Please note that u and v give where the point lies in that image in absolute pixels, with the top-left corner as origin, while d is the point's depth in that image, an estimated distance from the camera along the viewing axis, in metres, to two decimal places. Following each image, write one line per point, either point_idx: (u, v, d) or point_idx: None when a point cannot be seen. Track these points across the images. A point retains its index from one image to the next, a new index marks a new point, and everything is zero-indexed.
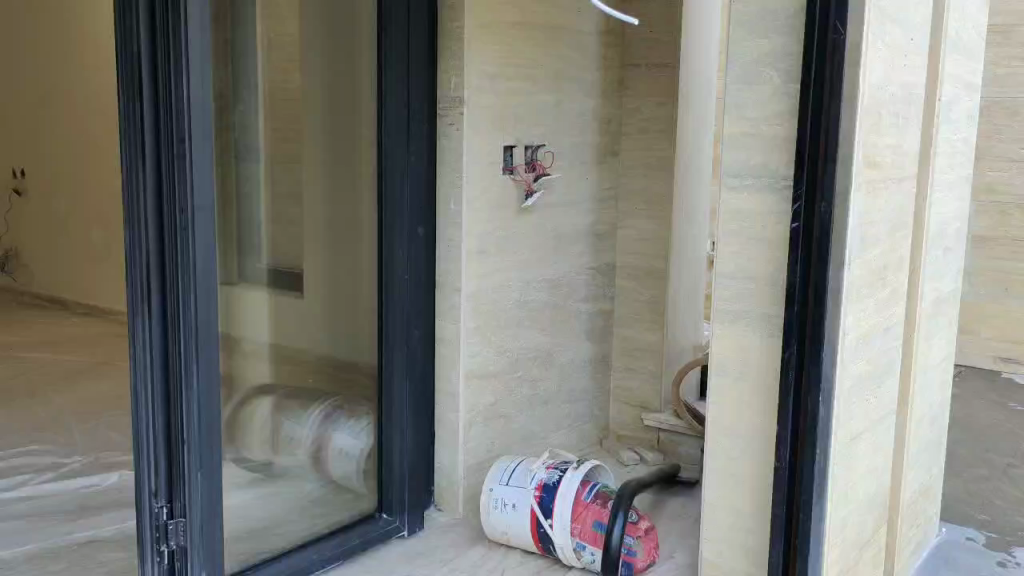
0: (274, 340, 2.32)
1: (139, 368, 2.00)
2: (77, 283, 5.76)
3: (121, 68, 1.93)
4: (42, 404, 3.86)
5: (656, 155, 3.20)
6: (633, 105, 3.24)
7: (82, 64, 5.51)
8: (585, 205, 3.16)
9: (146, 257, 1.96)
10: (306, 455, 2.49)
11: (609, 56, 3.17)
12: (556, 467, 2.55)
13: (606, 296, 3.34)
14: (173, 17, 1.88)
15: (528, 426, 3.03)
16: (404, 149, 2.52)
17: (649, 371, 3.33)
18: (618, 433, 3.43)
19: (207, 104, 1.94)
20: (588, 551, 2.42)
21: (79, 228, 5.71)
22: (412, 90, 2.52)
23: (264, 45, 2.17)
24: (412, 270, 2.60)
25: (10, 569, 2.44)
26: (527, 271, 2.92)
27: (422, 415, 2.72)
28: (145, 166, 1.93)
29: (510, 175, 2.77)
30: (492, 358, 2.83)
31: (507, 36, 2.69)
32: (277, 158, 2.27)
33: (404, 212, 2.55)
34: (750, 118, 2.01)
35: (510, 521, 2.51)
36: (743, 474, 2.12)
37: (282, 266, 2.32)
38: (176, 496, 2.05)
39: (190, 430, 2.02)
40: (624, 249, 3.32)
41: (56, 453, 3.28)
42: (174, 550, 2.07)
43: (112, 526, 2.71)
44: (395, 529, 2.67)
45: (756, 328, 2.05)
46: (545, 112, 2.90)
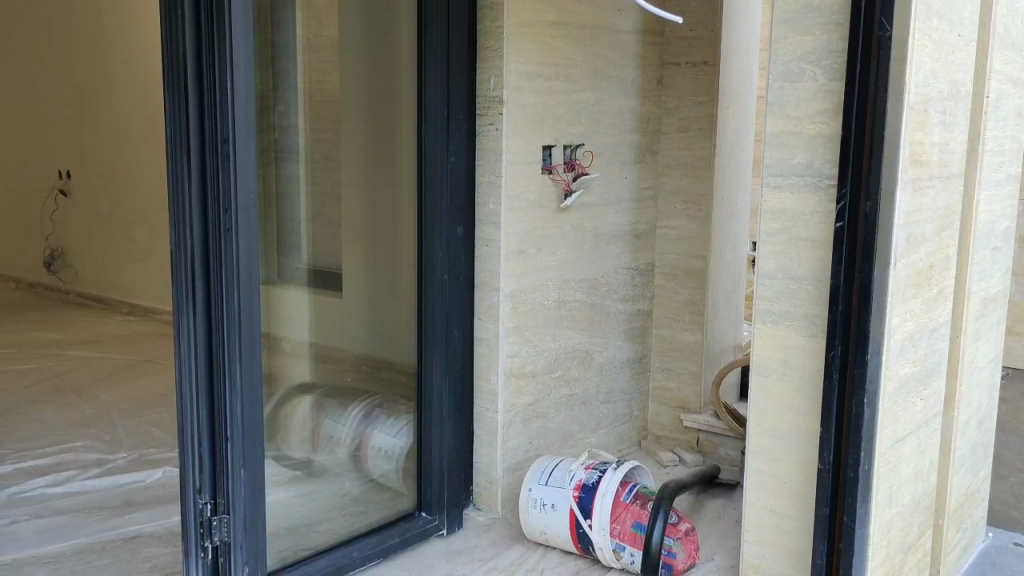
0: (314, 338, 2.34)
1: (184, 365, 2.03)
2: (123, 283, 5.86)
3: (167, 69, 1.96)
4: (89, 400, 3.94)
5: (696, 153, 3.18)
6: (673, 104, 3.22)
7: (126, 67, 5.58)
8: (625, 204, 3.15)
9: (191, 257, 1.99)
10: (346, 454, 2.50)
11: (648, 55, 3.15)
12: (595, 467, 2.55)
13: (644, 296, 3.32)
14: (217, 19, 1.91)
15: (567, 427, 3.03)
16: (443, 149, 2.53)
17: (689, 372, 3.30)
18: (657, 434, 3.41)
19: (250, 106, 1.97)
20: (628, 552, 2.40)
21: (123, 228, 5.81)
22: (452, 89, 2.53)
23: (305, 47, 2.19)
24: (451, 270, 2.61)
25: (57, 563, 2.49)
26: (566, 271, 2.92)
27: (461, 414, 2.73)
28: (191, 166, 1.96)
29: (549, 175, 2.77)
30: (531, 358, 2.83)
31: (546, 35, 2.69)
32: (317, 158, 2.29)
33: (443, 212, 2.56)
34: (793, 117, 1.99)
35: (549, 521, 2.51)
36: (785, 476, 2.10)
37: (322, 266, 2.34)
38: (220, 492, 2.08)
39: (233, 427, 2.04)
40: (664, 248, 3.31)
41: (101, 449, 3.34)
42: (217, 546, 2.10)
43: (157, 521, 2.75)
44: (434, 528, 2.68)
45: (798, 329, 2.03)
46: (584, 111, 2.89)
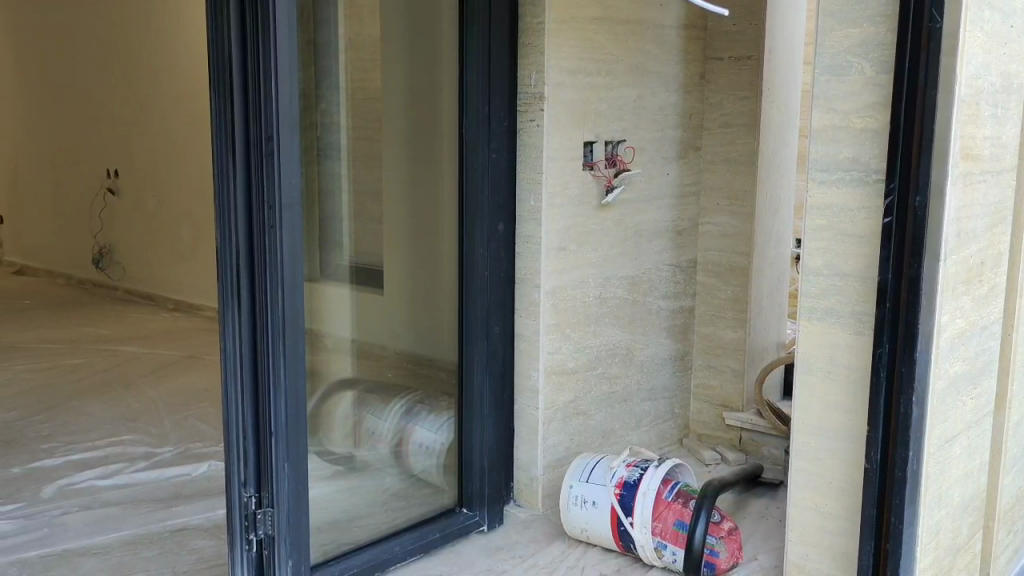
0: (356, 335, 2.36)
1: (229, 360, 2.06)
2: (169, 279, 5.96)
3: (213, 68, 1.98)
4: (136, 395, 4.01)
5: (739, 149, 3.15)
6: (716, 99, 3.19)
7: (173, 68, 5.65)
8: (667, 201, 3.12)
9: (237, 253, 2.02)
10: (386, 450, 2.52)
11: (691, 50, 3.12)
12: (636, 464, 2.53)
13: (686, 293, 3.29)
14: (262, 18, 1.93)
15: (608, 424, 3.02)
16: (485, 147, 2.53)
17: (731, 370, 3.27)
18: (699, 432, 3.38)
19: (294, 104, 1.98)
20: (670, 551, 2.38)
21: (169, 226, 5.90)
22: (494, 87, 2.53)
23: (347, 47, 2.21)
24: (492, 267, 2.61)
25: (106, 554, 2.53)
26: (607, 268, 2.90)
27: (502, 412, 2.73)
28: (236, 164, 1.98)
29: (590, 171, 2.77)
30: (572, 355, 2.83)
31: (588, 31, 2.68)
32: (359, 156, 2.30)
33: (484, 209, 2.56)
34: (839, 111, 1.95)
35: (590, 518, 2.51)
36: (830, 475, 2.07)
37: (364, 263, 2.35)
38: (265, 486, 2.10)
39: (278, 421, 2.07)
40: (706, 245, 3.28)
41: (148, 443, 3.40)
42: (261, 539, 2.13)
43: (202, 514, 2.80)
44: (475, 524, 2.69)
45: (845, 326, 2.00)
46: (626, 107, 2.87)
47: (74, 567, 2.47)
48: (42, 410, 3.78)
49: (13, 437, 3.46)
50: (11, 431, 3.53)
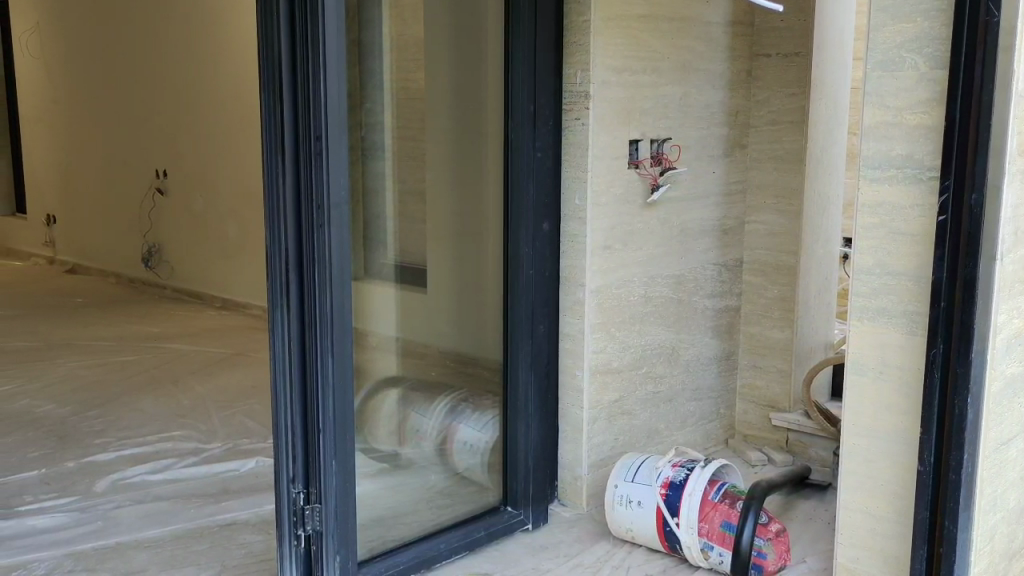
0: (402, 333, 2.37)
1: (278, 356, 2.09)
2: (217, 278, 6.05)
3: (263, 71, 2.01)
4: (185, 392, 4.07)
5: (786, 147, 3.11)
6: (763, 96, 3.15)
7: (221, 71, 5.72)
8: (713, 199, 3.09)
9: (286, 251, 2.04)
10: (431, 447, 2.53)
11: (737, 47, 3.09)
12: (682, 464, 2.51)
13: (732, 292, 3.26)
14: (311, 19, 1.95)
15: (653, 424, 3.00)
16: (530, 145, 2.53)
17: (778, 370, 3.23)
18: (745, 432, 3.34)
19: (342, 103, 2.00)
20: (716, 552, 2.36)
21: (216, 225, 5.98)
22: (539, 85, 2.53)
23: (392, 47, 2.23)
24: (537, 266, 2.61)
25: (158, 547, 2.58)
26: (652, 267, 2.89)
27: (546, 410, 2.73)
28: (285, 163, 2.01)
29: (636, 169, 2.76)
30: (617, 354, 2.82)
31: (633, 29, 2.66)
32: (404, 155, 2.32)
33: (529, 208, 2.56)
34: (892, 107, 1.92)
35: (636, 518, 2.50)
36: (882, 477, 2.03)
37: (408, 262, 2.37)
38: (312, 482, 2.13)
39: (326, 418, 2.09)
40: (752, 244, 3.24)
41: (197, 438, 3.45)
42: (309, 535, 2.16)
43: (250, 510, 2.83)
44: (520, 522, 2.69)
45: (897, 326, 1.96)
46: (672, 105, 2.85)
47: (128, 559, 2.51)
48: (94, 406, 3.86)
49: (67, 432, 3.54)
50: (65, 426, 3.61)
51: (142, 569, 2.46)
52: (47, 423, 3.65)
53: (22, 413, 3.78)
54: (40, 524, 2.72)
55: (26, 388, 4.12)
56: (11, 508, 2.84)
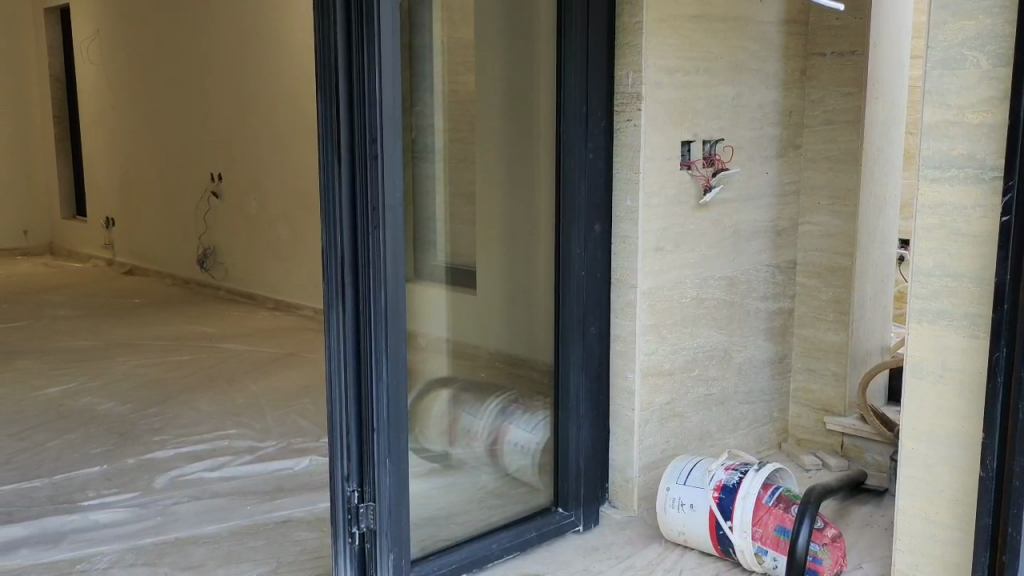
0: (453, 335, 2.39)
1: (334, 356, 2.12)
2: (270, 279, 6.15)
3: (320, 75, 2.05)
4: (240, 391, 4.15)
5: (841, 147, 3.07)
6: (817, 95, 3.11)
7: (274, 75, 5.79)
8: (766, 200, 3.06)
9: (341, 253, 2.08)
10: (482, 448, 2.54)
11: (792, 46, 3.05)
12: (735, 467, 2.49)
13: (786, 294, 3.22)
14: (366, 24, 1.98)
15: (704, 427, 2.98)
16: (582, 147, 2.54)
17: (832, 374, 3.19)
18: (799, 436, 3.30)
19: (397, 106, 2.03)
20: (770, 556, 2.34)
21: (270, 227, 6.07)
22: (591, 87, 2.53)
23: (443, 50, 2.24)
24: (588, 267, 2.61)
25: (216, 542, 2.63)
26: (704, 269, 2.87)
27: (598, 412, 2.73)
28: (341, 166, 2.05)
29: (688, 171, 2.74)
30: (668, 356, 2.80)
31: (686, 30, 2.65)
32: (454, 158, 2.33)
33: (580, 209, 2.56)
34: (952, 106, 1.88)
35: (689, 521, 2.48)
36: (942, 482, 2.00)
37: (460, 264, 2.38)
38: (367, 481, 2.16)
39: (380, 418, 2.11)
40: (806, 246, 3.20)
41: (253, 437, 3.51)
42: (364, 532, 2.19)
43: (306, 507, 2.88)
44: (571, 524, 2.69)
45: (958, 328, 1.93)
46: (724, 105, 2.83)
47: (187, 554, 2.57)
48: (153, 404, 3.95)
49: (127, 430, 3.63)
50: (125, 424, 3.70)
51: (200, 564, 2.51)
52: (108, 421, 3.74)
53: (84, 410, 3.88)
54: (102, 519, 2.79)
55: (88, 386, 4.23)
56: (75, 502, 2.92)
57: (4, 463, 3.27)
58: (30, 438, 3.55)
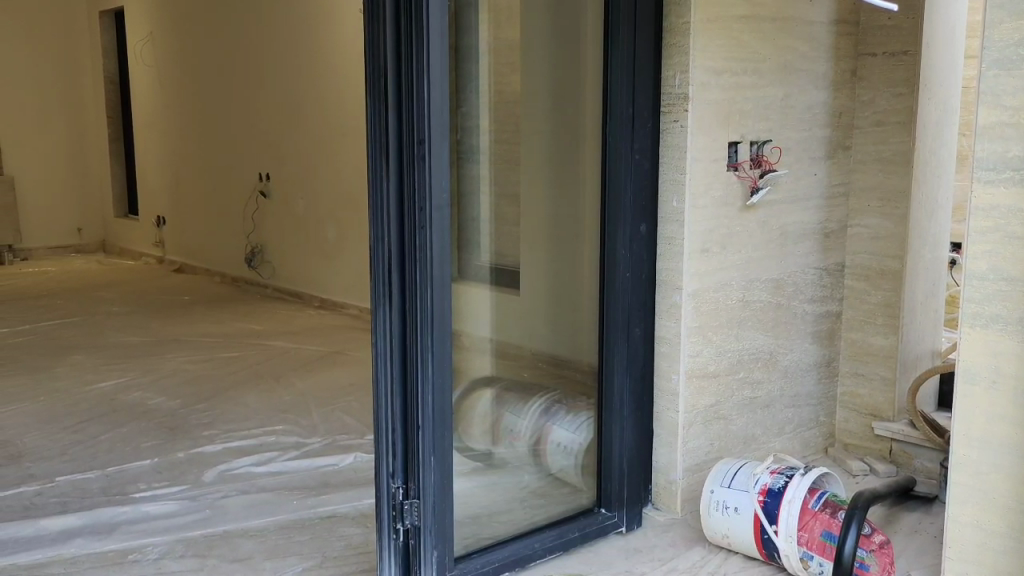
0: (498, 334, 2.40)
1: (380, 354, 2.15)
2: (317, 278, 6.22)
3: (369, 77, 2.07)
4: (287, 388, 4.21)
5: (892, 148, 3.03)
6: (868, 96, 3.07)
7: (323, 76, 5.85)
8: (814, 202, 3.03)
9: (388, 252, 2.10)
10: (526, 447, 2.55)
11: (842, 46, 3.01)
12: (781, 471, 2.46)
13: (834, 297, 3.18)
14: (416, 25, 2.00)
15: (749, 430, 2.95)
16: (629, 148, 2.53)
17: (881, 378, 3.14)
18: (845, 441, 3.26)
19: (445, 106, 2.04)
20: (816, 562, 2.31)
21: (316, 226, 6.15)
22: (638, 87, 2.53)
23: (491, 51, 2.25)
24: (633, 268, 2.61)
25: (263, 536, 2.68)
26: (751, 271, 2.85)
27: (641, 413, 2.72)
28: (389, 166, 2.07)
29: (735, 171, 2.72)
30: (713, 358, 2.79)
31: (735, 30, 2.63)
32: (501, 158, 2.34)
33: (625, 211, 2.56)
34: (1008, 107, 1.85)
35: (733, 524, 2.47)
36: (993, 489, 1.96)
37: (505, 264, 2.39)
38: (411, 478, 2.18)
39: (425, 415, 2.13)
40: (855, 248, 3.16)
41: (299, 433, 3.56)
42: (408, 529, 2.21)
43: (350, 503, 2.92)
44: (614, 525, 2.68)
45: (1012, 333, 1.89)
46: (772, 106, 2.81)
47: (235, 547, 2.61)
48: (202, 399, 4.03)
49: (177, 424, 3.70)
50: (175, 418, 3.77)
51: (248, 557, 2.55)
52: (158, 415, 3.82)
53: (135, 404, 3.96)
54: (153, 511, 2.86)
55: (139, 381, 4.33)
56: (126, 494, 2.99)
57: (59, 455, 3.36)
58: (84, 431, 3.64)
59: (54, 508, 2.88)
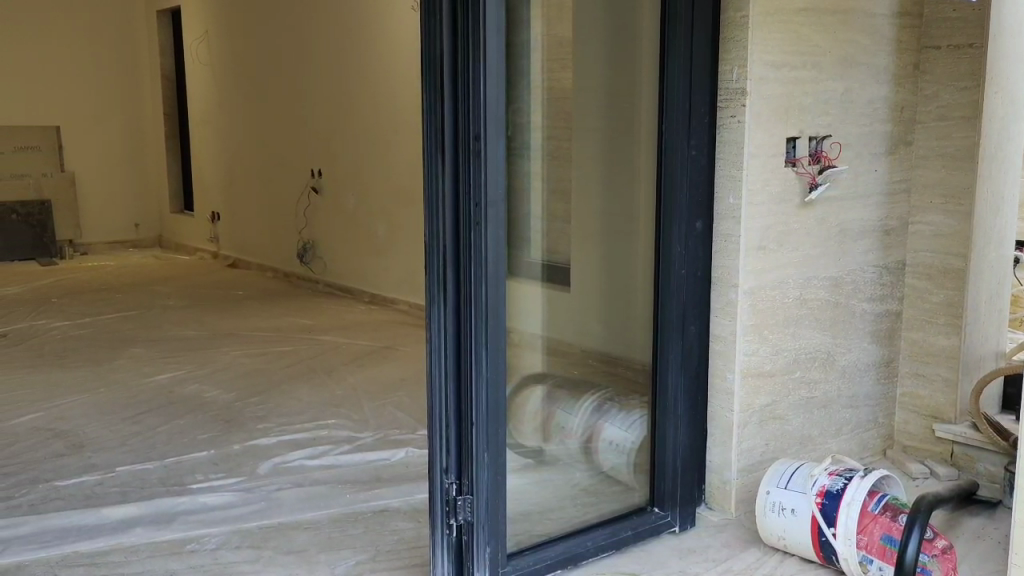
0: (549, 332, 2.40)
1: (434, 349, 2.15)
2: (367, 274, 6.27)
3: (425, 74, 2.07)
4: (339, 382, 4.25)
5: (955, 144, 2.96)
6: (931, 90, 3.00)
7: (374, 72, 5.88)
8: (874, 198, 2.96)
9: (443, 248, 2.11)
10: (576, 445, 2.56)
11: (905, 40, 2.95)
12: (840, 473, 2.42)
13: (893, 296, 3.12)
14: (472, 21, 1.99)
15: (806, 430, 2.90)
16: (685, 144, 2.50)
17: (943, 379, 3.08)
18: (905, 444, 3.19)
19: (501, 103, 2.04)
20: (876, 566, 2.26)
21: (367, 222, 6.19)
22: (694, 82, 2.50)
23: (547, 46, 2.24)
24: (689, 266, 2.58)
25: (317, 529, 2.70)
26: (809, 269, 2.80)
27: (695, 412, 2.69)
28: (444, 162, 2.07)
29: (793, 167, 2.67)
30: (769, 357, 2.74)
31: (794, 23, 2.59)
32: (554, 154, 2.33)
33: (681, 207, 2.53)
34: None
35: (790, 526, 2.43)
36: None
37: (557, 261, 2.38)
38: (465, 474, 2.18)
39: (479, 411, 2.13)
40: (916, 246, 3.10)
41: (352, 427, 3.60)
42: (461, 525, 2.22)
43: (401, 497, 2.94)
44: (667, 524, 2.65)
45: None
46: (832, 101, 2.75)
47: (289, 539, 2.65)
48: (256, 393, 4.09)
49: (233, 417, 3.76)
50: (231, 411, 3.83)
51: (303, 549, 2.58)
52: (215, 408, 3.88)
53: (192, 397, 4.04)
54: (210, 501, 2.90)
55: (195, 374, 4.41)
56: (184, 485, 3.05)
57: (119, 445, 3.44)
58: (143, 422, 3.71)
59: (115, 497, 2.94)
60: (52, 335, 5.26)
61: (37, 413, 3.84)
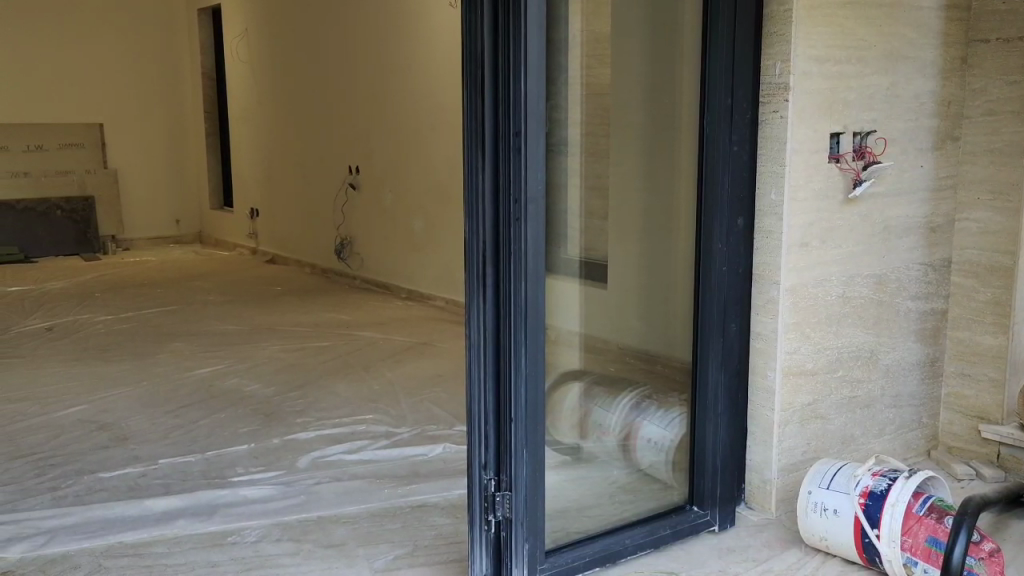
0: (587, 329, 2.38)
1: (473, 345, 2.15)
2: (404, 270, 6.30)
3: (466, 70, 2.07)
4: (377, 377, 4.28)
5: (1005, 139, 2.90)
6: (979, 85, 2.94)
7: (412, 69, 5.90)
8: (919, 194, 2.91)
9: (482, 244, 2.11)
10: (614, 443, 2.55)
11: (952, 33, 2.89)
12: (883, 474, 2.38)
13: (938, 294, 3.07)
14: (513, 18, 1.99)
15: (848, 430, 2.86)
16: (726, 139, 2.47)
17: (989, 379, 3.02)
18: (950, 444, 3.14)
19: (541, 99, 2.03)
20: (921, 568, 2.22)
21: (404, 218, 6.22)
22: (736, 77, 2.47)
23: (587, 42, 2.23)
24: (730, 263, 2.55)
25: (355, 523, 2.72)
26: (852, 267, 2.76)
27: (735, 411, 2.67)
28: (484, 159, 2.07)
29: (836, 163, 2.63)
30: (811, 355, 2.71)
31: (838, 17, 2.55)
32: (593, 151, 2.32)
33: (722, 204, 2.50)
34: None
35: (833, 527, 2.40)
36: None
37: (595, 259, 2.36)
38: (503, 470, 2.18)
39: (518, 407, 2.13)
40: (963, 243, 3.04)
41: (389, 422, 3.61)
42: (499, 521, 2.22)
43: (439, 493, 2.95)
44: (705, 524, 2.62)
45: None
46: (877, 95, 2.71)
47: (329, 533, 2.67)
48: (295, 387, 4.12)
49: (272, 411, 3.80)
50: (270, 405, 3.87)
51: (341, 543, 2.60)
52: (255, 402, 3.92)
53: (232, 391, 4.08)
54: (250, 494, 2.93)
55: (235, 368, 4.46)
56: (225, 477, 3.09)
57: (162, 438, 3.49)
58: (184, 415, 3.76)
59: (158, 489, 2.99)
60: (95, 329, 5.35)
61: (81, 406, 3.91)
